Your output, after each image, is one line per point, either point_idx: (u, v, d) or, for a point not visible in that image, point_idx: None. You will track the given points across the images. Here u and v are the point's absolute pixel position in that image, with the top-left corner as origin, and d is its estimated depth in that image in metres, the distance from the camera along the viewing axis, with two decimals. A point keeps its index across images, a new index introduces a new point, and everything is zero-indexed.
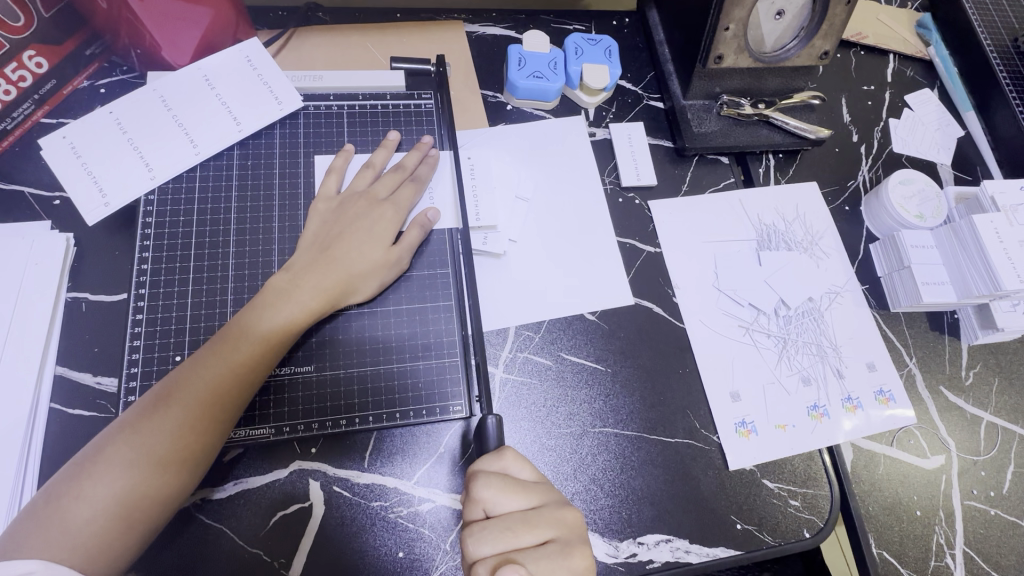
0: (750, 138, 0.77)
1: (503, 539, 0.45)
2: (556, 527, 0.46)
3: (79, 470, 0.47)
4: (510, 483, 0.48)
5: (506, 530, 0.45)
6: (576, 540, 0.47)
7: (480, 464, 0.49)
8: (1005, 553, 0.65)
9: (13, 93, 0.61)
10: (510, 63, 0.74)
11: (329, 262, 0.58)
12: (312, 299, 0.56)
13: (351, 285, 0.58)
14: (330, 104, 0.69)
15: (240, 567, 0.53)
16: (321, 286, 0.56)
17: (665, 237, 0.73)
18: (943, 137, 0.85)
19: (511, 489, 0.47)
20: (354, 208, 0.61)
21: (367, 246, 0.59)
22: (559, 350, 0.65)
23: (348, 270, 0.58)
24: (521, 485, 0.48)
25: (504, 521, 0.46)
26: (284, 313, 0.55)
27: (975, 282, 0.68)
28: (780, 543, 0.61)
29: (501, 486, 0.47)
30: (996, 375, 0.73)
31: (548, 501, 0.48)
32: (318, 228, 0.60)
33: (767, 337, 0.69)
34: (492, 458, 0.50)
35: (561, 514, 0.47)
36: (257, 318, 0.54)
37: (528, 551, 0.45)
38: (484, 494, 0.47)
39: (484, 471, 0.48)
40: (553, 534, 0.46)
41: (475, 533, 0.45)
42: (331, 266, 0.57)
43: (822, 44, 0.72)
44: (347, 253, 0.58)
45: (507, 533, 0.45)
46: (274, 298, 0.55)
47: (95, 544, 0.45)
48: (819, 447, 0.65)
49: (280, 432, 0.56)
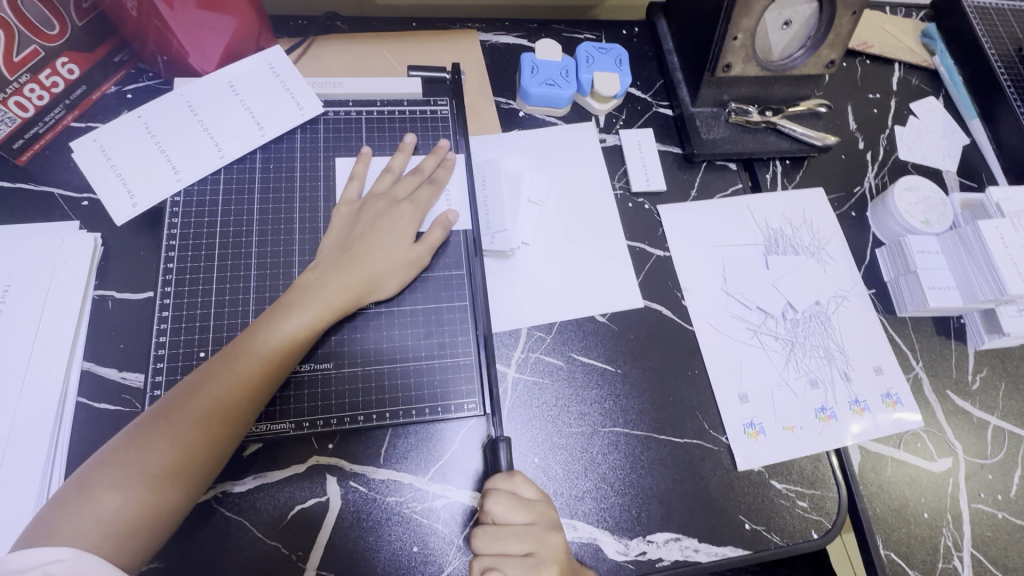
0: (758, 145, 0.78)
1: (496, 546, 0.50)
2: (538, 544, 0.50)
3: (109, 461, 0.48)
4: (515, 502, 0.51)
5: (496, 538, 0.50)
6: (558, 560, 0.50)
7: (495, 481, 0.53)
8: (1012, 556, 0.65)
9: (47, 98, 0.63)
10: (523, 70, 0.75)
11: (352, 263, 0.59)
12: (334, 300, 0.57)
13: (372, 283, 0.60)
14: (348, 110, 0.71)
15: (259, 560, 0.54)
16: (346, 284, 0.58)
17: (675, 241, 0.74)
18: (949, 145, 0.87)
19: (514, 507, 0.51)
20: (373, 211, 0.63)
21: (386, 246, 0.61)
22: (570, 351, 0.67)
23: (370, 270, 0.60)
24: (524, 505, 0.51)
25: (501, 530, 0.51)
26: (306, 313, 0.56)
27: (980, 286, 0.69)
28: (788, 543, 0.62)
29: (506, 505, 0.51)
30: (1002, 380, 0.74)
31: (541, 523, 0.52)
32: (340, 231, 0.62)
33: (775, 339, 0.70)
34: (506, 477, 0.53)
35: (546, 537, 0.51)
36: (281, 319, 0.55)
37: (512, 562, 0.50)
38: (490, 508, 0.51)
39: (497, 489, 0.52)
40: (534, 549, 0.50)
41: (476, 536, 0.51)
42: (352, 266, 0.59)
43: (828, 53, 0.74)
44: (369, 253, 0.60)
45: (497, 543, 0.50)
46: (297, 299, 0.57)
47: (124, 533, 0.46)
48: (826, 449, 0.66)
49: (300, 427, 0.58)
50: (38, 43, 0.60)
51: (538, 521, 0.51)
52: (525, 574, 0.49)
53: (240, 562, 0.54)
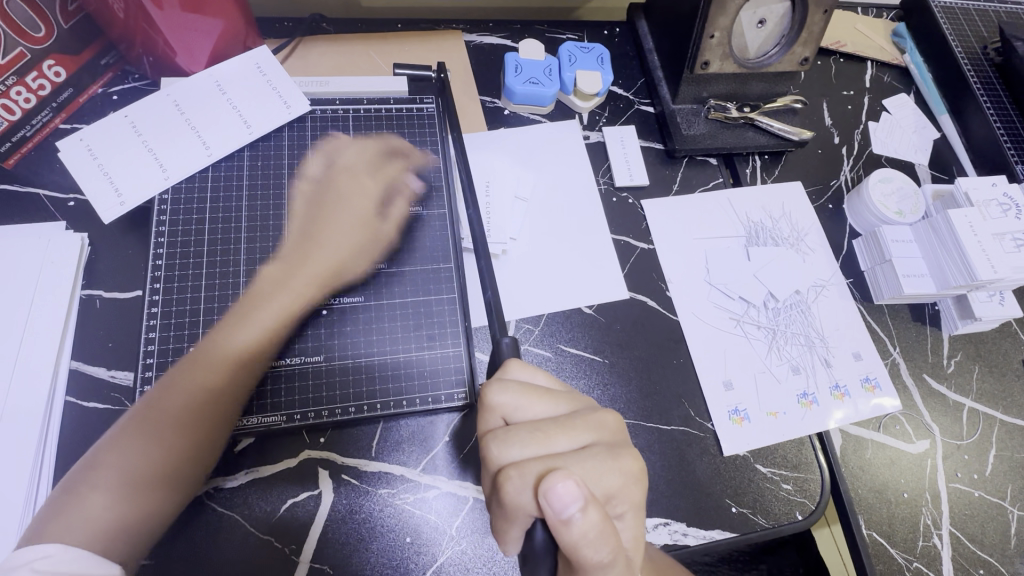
0: (737, 140, 0.80)
1: (535, 442, 0.41)
2: (594, 431, 0.43)
3: (89, 471, 0.53)
4: (533, 389, 0.44)
5: (538, 431, 0.41)
6: (620, 445, 0.43)
7: (491, 377, 0.45)
8: (988, 532, 0.68)
9: (33, 101, 0.64)
10: (507, 70, 0.77)
11: (316, 253, 0.64)
12: (299, 290, 0.62)
13: (338, 271, 0.64)
14: (336, 108, 0.72)
15: (251, 553, 0.55)
16: (312, 276, 0.63)
17: (658, 234, 0.76)
18: (920, 139, 0.89)
19: (534, 394, 0.44)
20: (337, 182, 0.69)
21: (347, 229, 0.67)
22: (558, 343, 0.68)
23: (336, 258, 0.65)
24: (544, 390, 0.45)
25: (535, 424, 0.42)
26: (272, 304, 0.61)
27: (952, 273, 0.72)
28: (774, 525, 0.63)
29: (523, 392, 0.44)
30: (976, 363, 0.76)
31: (579, 408, 0.45)
32: (305, 205, 0.67)
33: (757, 328, 0.72)
34: (500, 371, 0.46)
35: (598, 417, 0.44)
36: (250, 312, 0.60)
37: (566, 456, 0.41)
38: (502, 399, 0.43)
39: (500, 379, 0.44)
40: (590, 439, 0.43)
41: (503, 437, 0.41)
42: (320, 252, 0.64)
43: (802, 51, 0.76)
44: (332, 239, 0.65)
45: (539, 436, 0.41)
46: (265, 292, 0.61)
47: (115, 526, 0.51)
48: (809, 432, 0.68)
49: (290, 420, 0.57)
50: (23, 45, 0.60)
51: (574, 410, 0.45)
52: (595, 462, 0.41)
53: (233, 558, 0.54)
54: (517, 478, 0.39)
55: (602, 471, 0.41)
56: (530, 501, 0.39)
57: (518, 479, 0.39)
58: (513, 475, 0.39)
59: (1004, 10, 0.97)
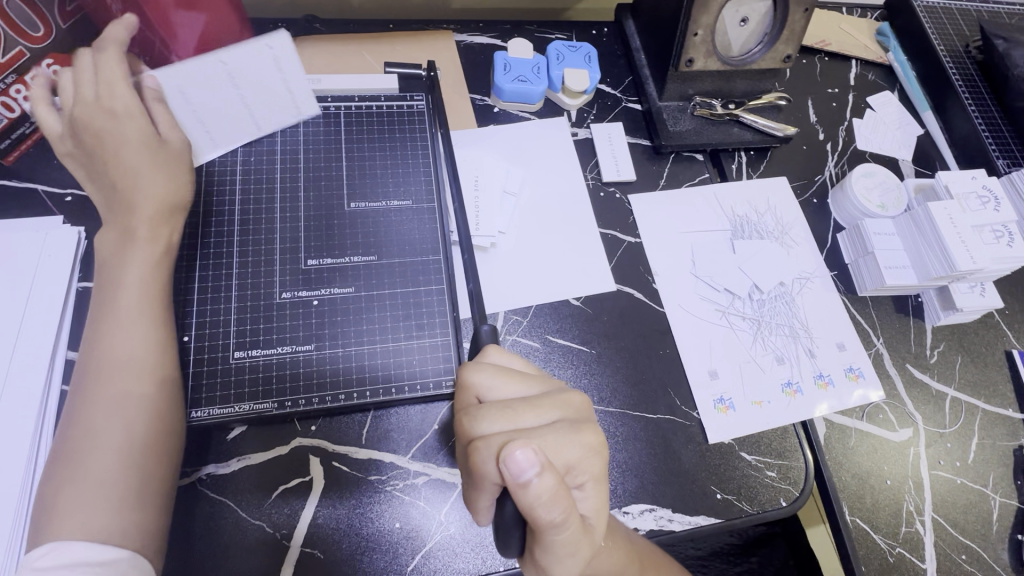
0: (722, 136, 0.82)
1: (504, 418, 0.43)
2: (561, 408, 0.45)
3: (57, 478, 0.49)
4: (507, 371, 0.47)
5: (507, 408, 0.43)
6: (586, 421, 0.45)
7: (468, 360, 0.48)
8: (970, 518, 0.69)
9: (32, 100, 0.65)
10: (496, 68, 0.79)
11: (133, 187, 0.57)
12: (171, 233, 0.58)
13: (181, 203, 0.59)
14: (328, 105, 0.74)
15: (243, 538, 0.56)
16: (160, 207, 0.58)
17: (645, 228, 0.77)
18: (904, 135, 0.91)
19: (507, 376, 0.46)
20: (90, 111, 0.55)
21: (136, 143, 0.56)
22: (546, 334, 0.69)
23: (157, 189, 0.58)
24: (518, 374, 0.47)
25: (505, 402, 0.44)
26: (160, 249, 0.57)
27: (931, 263, 0.73)
28: (758, 511, 0.64)
29: (496, 373, 0.46)
30: (958, 353, 0.77)
31: (551, 389, 0.47)
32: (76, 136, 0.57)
33: (742, 320, 0.73)
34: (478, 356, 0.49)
35: (565, 396, 0.46)
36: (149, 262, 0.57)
37: (531, 431, 0.43)
38: (475, 379, 0.45)
39: (474, 361, 0.47)
40: (557, 416, 0.44)
41: (474, 413, 0.43)
42: (137, 182, 0.57)
43: (784, 48, 0.78)
44: (129, 166, 0.56)
45: (507, 413, 0.43)
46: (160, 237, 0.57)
47: (125, 510, 0.49)
48: (792, 420, 0.69)
49: (282, 406, 0.59)
50: (23, 44, 0.60)
51: (545, 391, 0.47)
52: (559, 436, 0.43)
53: (225, 543, 0.55)
54: (484, 449, 0.41)
55: (565, 444, 0.43)
56: (495, 472, 0.40)
57: (485, 450, 0.41)
58: (480, 446, 0.41)
59: (985, 10, 0.99)
